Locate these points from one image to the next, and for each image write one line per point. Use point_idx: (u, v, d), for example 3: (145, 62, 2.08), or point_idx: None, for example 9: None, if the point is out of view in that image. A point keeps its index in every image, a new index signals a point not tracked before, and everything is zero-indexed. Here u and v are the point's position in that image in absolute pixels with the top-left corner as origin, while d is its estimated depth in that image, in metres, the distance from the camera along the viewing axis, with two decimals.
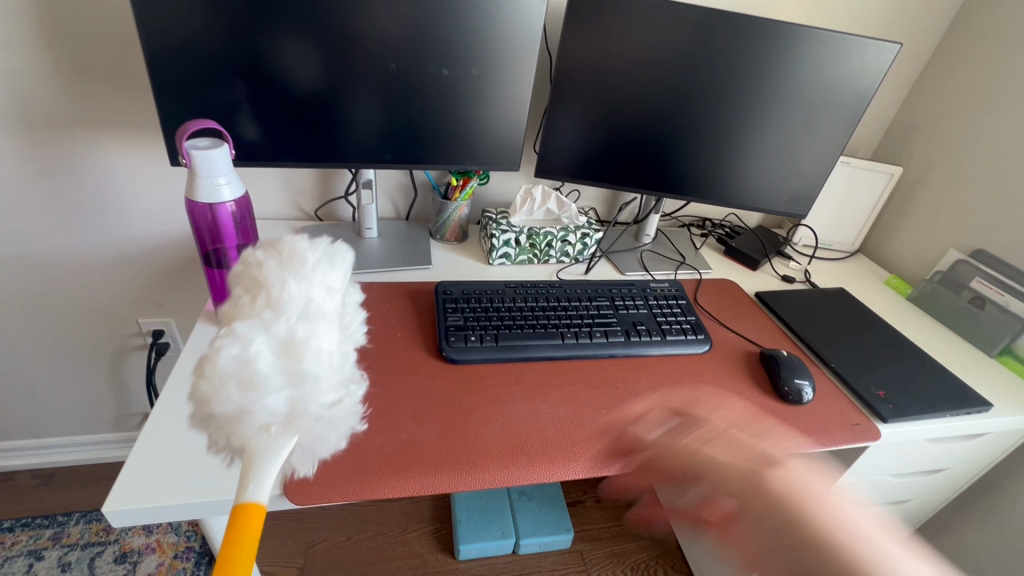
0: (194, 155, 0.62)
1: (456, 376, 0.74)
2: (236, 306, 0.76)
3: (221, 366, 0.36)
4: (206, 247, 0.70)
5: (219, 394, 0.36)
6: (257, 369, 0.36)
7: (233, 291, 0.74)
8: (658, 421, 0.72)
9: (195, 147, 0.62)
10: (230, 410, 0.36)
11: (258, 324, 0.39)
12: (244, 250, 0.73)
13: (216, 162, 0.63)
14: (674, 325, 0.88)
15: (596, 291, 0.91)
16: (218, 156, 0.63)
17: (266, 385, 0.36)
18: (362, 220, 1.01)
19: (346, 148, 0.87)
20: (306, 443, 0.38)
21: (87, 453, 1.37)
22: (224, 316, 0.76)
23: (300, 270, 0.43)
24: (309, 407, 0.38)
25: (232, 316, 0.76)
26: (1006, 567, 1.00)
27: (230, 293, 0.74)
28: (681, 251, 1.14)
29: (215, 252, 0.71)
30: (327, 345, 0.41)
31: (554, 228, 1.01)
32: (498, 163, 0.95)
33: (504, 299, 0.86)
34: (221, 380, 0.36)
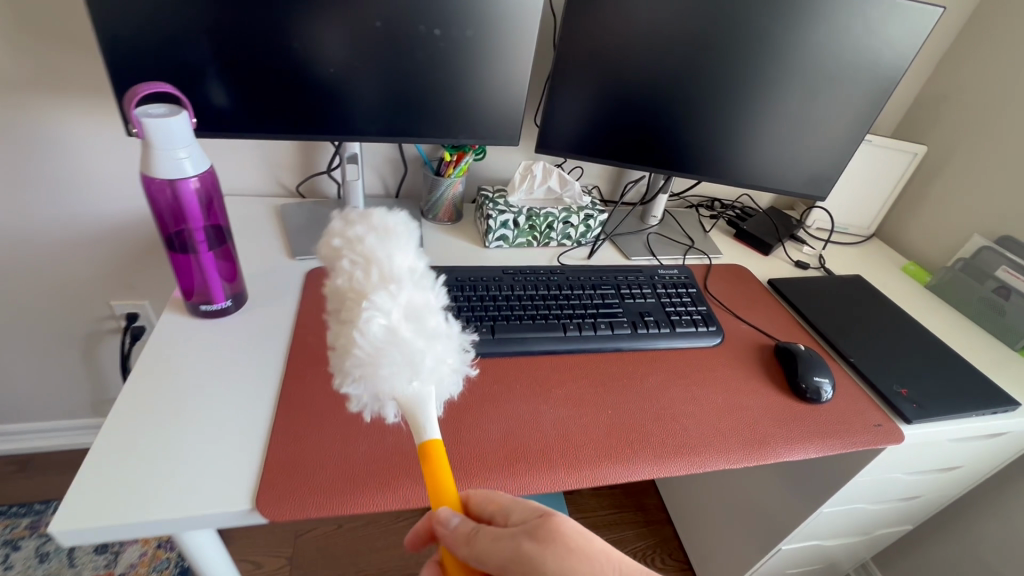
0: (146, 123, 0.53)
1: None
2: (207, 295, 0.69)
3: (373, 333, 0.43)
4: (168, 230, 0.63)
5: (380, 364, 0.42)
6: (403, 334, 0.43)
7: (201, 277, 0.67)
8: (666, 423, 0.66)
9: (146, 114, 0.54)
10: (393, 372, 0.42)
11: (385, 295, 0.46)
12: (213, 232, 0.66)
13: (173, 132, 0.55)
14: (684, 315, 0.82)
15: (600, 278, 0.85)
16: (176, 125, 0.54)
17: (416, 350, 0.43)
18: (347, 198, 0.93)
19: (326, 119, 0.78)
20: (444, 389, 0.48)
21: (64, 439, 1.31)
22: (193, 304, 0.69)
23: (396, 243, 0.51)
24: (444, 361, 0.46)
25: (201, 304, 0.69)
26: (1014, 564, 0.98)
27: (198, 279, 0.67)
28: (689, 234, 1.07)
29: (179, 236, 0.64)
30: (436, 307, 0.48)
31: (556, 208, 0.94)
32: (495, 137, 0.86)
33: (501, 287, 0.79)
34: (379, 349, 0.42)
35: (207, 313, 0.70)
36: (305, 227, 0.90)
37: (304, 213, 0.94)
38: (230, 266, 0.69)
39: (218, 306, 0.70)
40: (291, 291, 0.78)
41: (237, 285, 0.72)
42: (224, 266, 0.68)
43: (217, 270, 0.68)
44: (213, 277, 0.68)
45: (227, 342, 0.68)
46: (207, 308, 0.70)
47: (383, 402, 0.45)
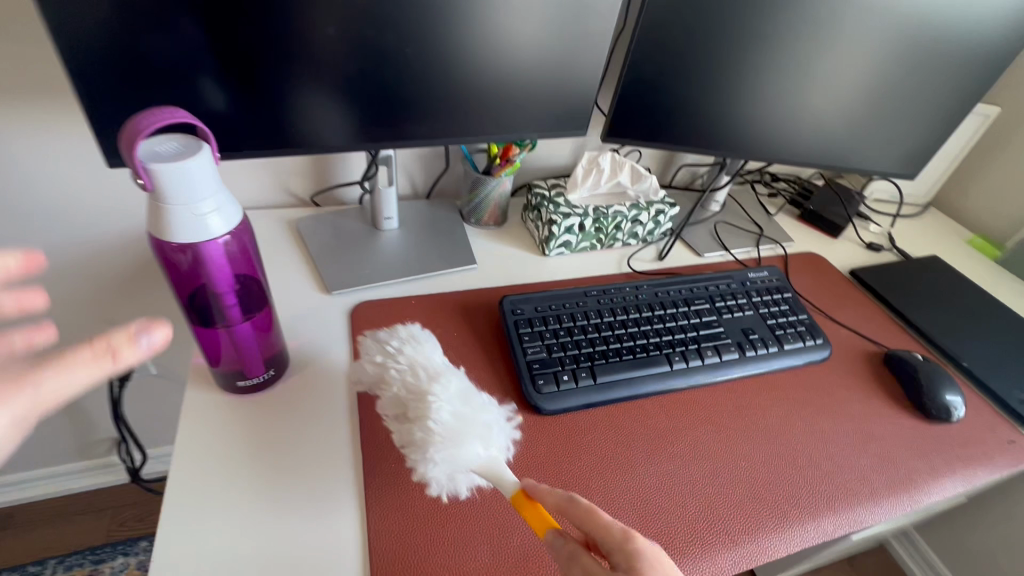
0: (154, 171, 0.36)
1: (555, 434, 0.57)
2: (244, 366, 0.54)
3: (445, 420, 0.46)
4: (185, 296, 0.47)
5: (463, 450, 0.45)
6: (464, 409, 0.48)
7: (235, 348, 0.53)
8: (802, 473, 0.58)
9: (151, 155, 0.37)
10: (475, 456, 0.46)
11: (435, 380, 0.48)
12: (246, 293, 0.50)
13: (195, 180, 0.38)
14: (788, 329, 0.72)
15: (691, 290, 0.73)
16: (197, 170, 0.38)
17: (483, 424, 0.48)
18: (377, 208, 0.77)
19: (358, 123, 0.61)
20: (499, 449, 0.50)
21: (49, 488, 1.14)
22: (226, 378, 0.55)
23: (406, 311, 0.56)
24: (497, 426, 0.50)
25: (238, 378, 0.55)
26: None
27: (231, 350, 0.53)
28: (756, 219, 0.96)
29: (196, 302, 0.48)
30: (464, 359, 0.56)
31: (624, 206, 0.80)
32: (557, 128, 0.71)
33: (588, 314, 0.67)
34: (459, 439, 0.45)
35: (246, 386, 0.56)
36: (333, 249, 0.75)
37: (325, 230, 0.77)
38: (268, 329, 0.55)
39: (254, 378, 0.56)
40: (337, 340, 0.64)
41: (277, 348, 0.57)
42: (261, 330, 0.54)
43: (254, 337, 0.53)
44: (250, 345, 0.53)
45: (278, 423, 0.55)
46: (246, 381, 0.56)
47: (458, 480, 0.46)
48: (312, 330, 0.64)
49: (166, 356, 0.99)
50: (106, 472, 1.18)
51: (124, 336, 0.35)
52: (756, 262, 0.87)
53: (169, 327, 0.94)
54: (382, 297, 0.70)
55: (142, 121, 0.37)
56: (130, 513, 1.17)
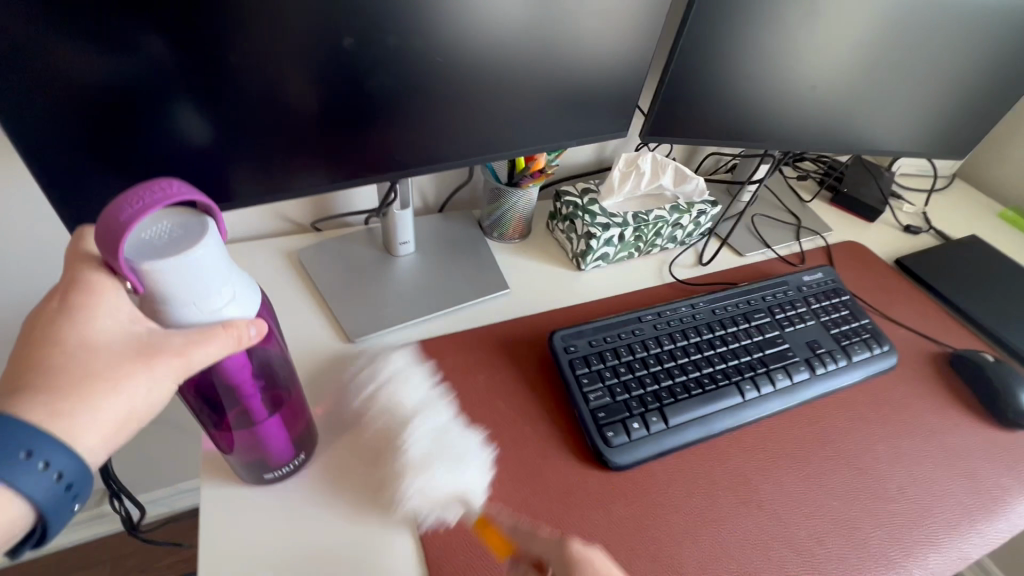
0: (147, 271, 0.27)
1: (631, 491, 0.51)
2: (270, 461, 0.46)
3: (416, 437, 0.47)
4: (194, 400, 0.39)
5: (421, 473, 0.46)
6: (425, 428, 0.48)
7: (260, 446, 0.44)
8: (898, 506, 0.54)
9: (140, 250, 0.28)
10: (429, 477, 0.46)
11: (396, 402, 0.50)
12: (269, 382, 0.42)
13: (200, 273, 0.29)
14: (853, 337, 0.67)
15: (749, 302, 0.67)
16: (199, 262, 0.28)
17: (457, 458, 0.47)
18: (391, 231, 0.67)
19: (375, 151, 0.52)
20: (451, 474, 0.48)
21: (36, 547, 1.04)
22: (251, 476, 0.46)
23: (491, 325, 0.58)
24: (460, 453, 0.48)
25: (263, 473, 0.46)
26: None
27: (254, 449, 0.44)
28: (792, 208, 0.90)
29: (212, 405, 0.40)
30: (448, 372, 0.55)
31: (664, 210, 0.72)
32: (590, 135, 0.63)
33: (646, 343, 0.60)
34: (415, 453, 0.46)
35: (274, 478, 0.47)
36: (345, 284, 0.65)
37: (333, 260, 0.67)
38: (297, 413, 0.46)
39: (284, 468, 0.47)
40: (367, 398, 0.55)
41: (308, 430, 0.48)
42: (289, 417, 0.45)
43: (281, 428, 0.44)
44: (279, 438, 0.45)
45: (315, 512, 0.47)
46: (272, 475, 0.47)
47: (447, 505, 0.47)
48: (337, 389, 0.56)
49: None
50: (99, 523, 1.07)
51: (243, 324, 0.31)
52: (800, 258, 0.81)
53: None
54: (410, 338, 0.61)
55: (123, 208, 0.28)
56: (131, 562, 1.08)
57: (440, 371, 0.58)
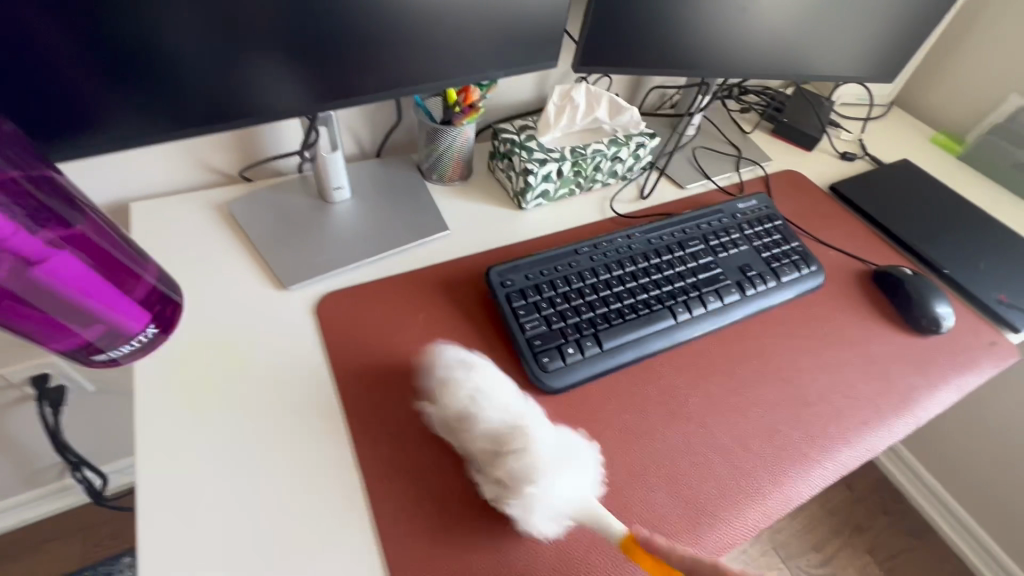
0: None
1: (567, 412, 0.53)
2: (116, 332, 0.48)
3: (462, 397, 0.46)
4: None
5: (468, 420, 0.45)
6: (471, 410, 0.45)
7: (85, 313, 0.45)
8: (816, 408, 0.58)
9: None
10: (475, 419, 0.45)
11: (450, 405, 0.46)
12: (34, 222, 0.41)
13: None
14: (783, 259, 0.69)
15: (684, 231, 0.68)
16: None
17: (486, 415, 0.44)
18: (322, 177, 0.65)
19: (287, 85, 0.50)
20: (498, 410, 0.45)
21: (2, 522, 1.04)
22: (92, 358, 0.48)
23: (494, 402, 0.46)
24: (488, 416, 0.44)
25: (109, 352, 0.48)
26: None
27: (79, 321, 0.45)
28: (733, 140, 0.91)
29: None
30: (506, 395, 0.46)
31: (602, 143, 0.72)
32: (519, 67, 0.62)
33: (583, 275, 0.61)
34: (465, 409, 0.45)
35: (128, 355, 0.50)
36: (280, 233, 0.64)
37: (263, 210, 0.65)
38: (122, 276, 0.48)
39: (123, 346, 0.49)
40: (306, 342, 0.55)
41: (150, 300, 0.51)
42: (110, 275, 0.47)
43: (105, 284, 0.46)
44: (111, 298, 0.46)
45: (257, 451, 0.47)
46: (121, 353, 0.49)
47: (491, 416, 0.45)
48: (274, 335, 0.55)
49: (101, 370, 0.87)
50: (65, 494, 1.07)
51: None
52: (739, 188, 0.83)
53: None
54: (350, 283, 0.61)
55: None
56: (103, 529, 1.09)
57: (380, 312, 0.58)
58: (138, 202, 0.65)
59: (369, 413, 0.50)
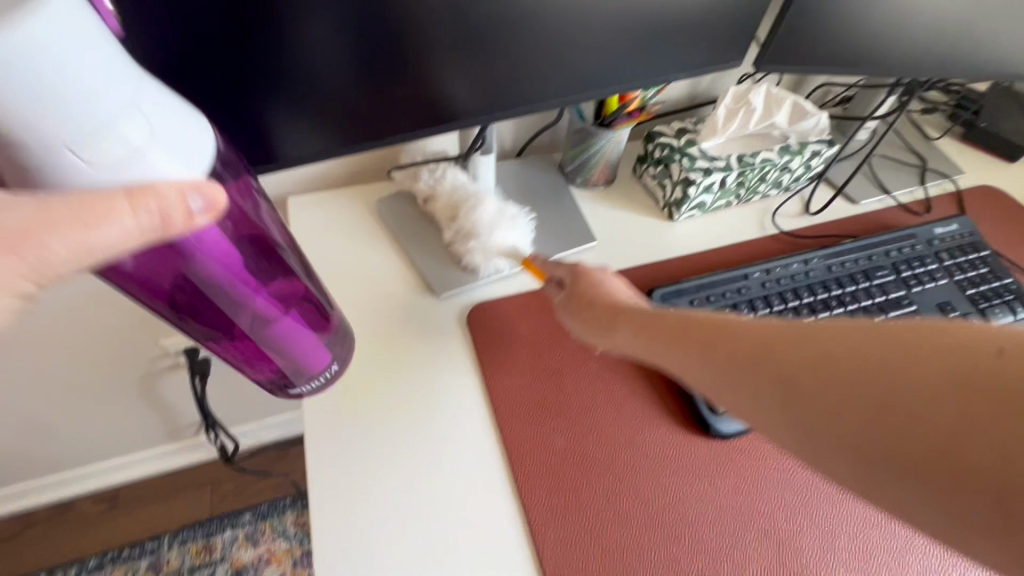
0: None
1: (736, 461, 0.48)
2: (303, 371, 0.46)
3: None
4: (199, 320, 0.39)
5: None
6: None
7: (283, 354, 0.44)
8: None
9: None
10: None
11: None
12: (276, 285, 0.41)
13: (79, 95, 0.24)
14: (993, 298, 0.58)
15: (870, 258, 0.59)
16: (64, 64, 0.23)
17: None
18: (471, 180, 0.63)
19: (463, 91, 0.48)
20: None
21: (147, 468, 1.16)
22: (280, 390, 0.47)
23: None
24: None
25: (297, 388, 0.47)
26: None
27: (283, 360, 0.44)
28: (915, 148, 0.78)
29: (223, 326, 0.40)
30: None
31: (772, 151, 0.64)
32: (698, 69, 0.55)
33: (754, 305, 0.54)
34: None
35: (309, 392, 0.48)
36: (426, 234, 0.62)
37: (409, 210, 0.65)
38: (322, 320, 0.46)
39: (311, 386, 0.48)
40: (458, 355, 0.54)
41: (338, 338, 0.49)
42: (313, 321, 0.45)
43: (310, 334, 0.45)
44: (308, 344, 0.45)
45: (414, 466, 0.47)
46: (307, 388, 0.48)
47: None
48: (427, 344, 0.54)
49: None
50: (197, 449, 1.18)
51: (172, 194, 0.27)
52: (925, 206, 0.71)
53: None
54: (497, 293, 0.59)
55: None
56: (228, 485, 1.19)
57: (530, 327, 0.55)
58: (294, 196, 0.66)
59: (524, 438, 0.48)
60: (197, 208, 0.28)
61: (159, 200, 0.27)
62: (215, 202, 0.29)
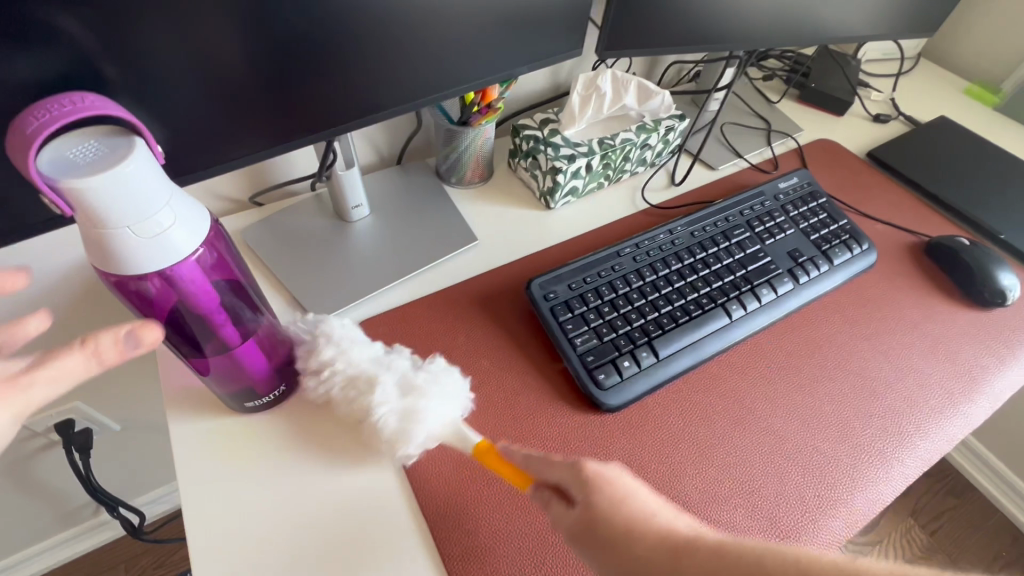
0: (67, 208, 0.28)
1: (629, 431, 0.50)
2: (252, 386, 0.46)
3: None
4: (172, 339, 0.41)
5: None
6: None
7: (235, 371, 0.44)
8: (885, 403, 0.54)
9: (59, 168, 0.27)
10: None
11: None
12: (242, 316, 0.43)
13: (128, 192, 0.28)
14: (833, 238, 0.65)
15: (727, 219, 0.64)
16: (124, 174, 0.27)
17: None
18: (340, 196, 0.61)
19: (305, 108, 0.46)
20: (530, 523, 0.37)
21: (40, 564, 1.02)
22: (230, 399, 0.47)
23: None
24: None
25: (244, 400, 0.47)
26: None
27: (233, 376, 0.45)
28: (760, 112, 0.86)
29: (193, 345, 0.42)
30: None
31: (630, 131, 0.67)
32: (546, 59, 0.57)
33: (629, 279, 0.57)
34: None
35: (252, 407, 0.48)
36: (300, 258, 0.60)
37: (279, 236, 0.62)
38: (274, 340, 0.47)
39: (262, 398, 0.48)
40: None
41: (286, 361, 0.49)
42: (266, 347, 0.46)
43: (260, 356, 0.45)
44: (256, 364, 0.45)
45: (311, 505, 0.44)
46: (253, 402, 0.48)
47: None
48: None
49: (124, 408, 0.84)
50: (99, 528, 1.06)
51: (108, 339, 0.32)
52: (773, 164, 0.78)
53: (118, 382, 0.78)
54: (383, 306, 0.58)
55: (33, 120, 0.28)
56: (144, 560, 1.08)
57: (419, 338, 0.55)
58: None
59: (424, 453, 0.47)
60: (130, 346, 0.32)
61: (96, 343, 0.31)
62: (145, 340, 0.32)
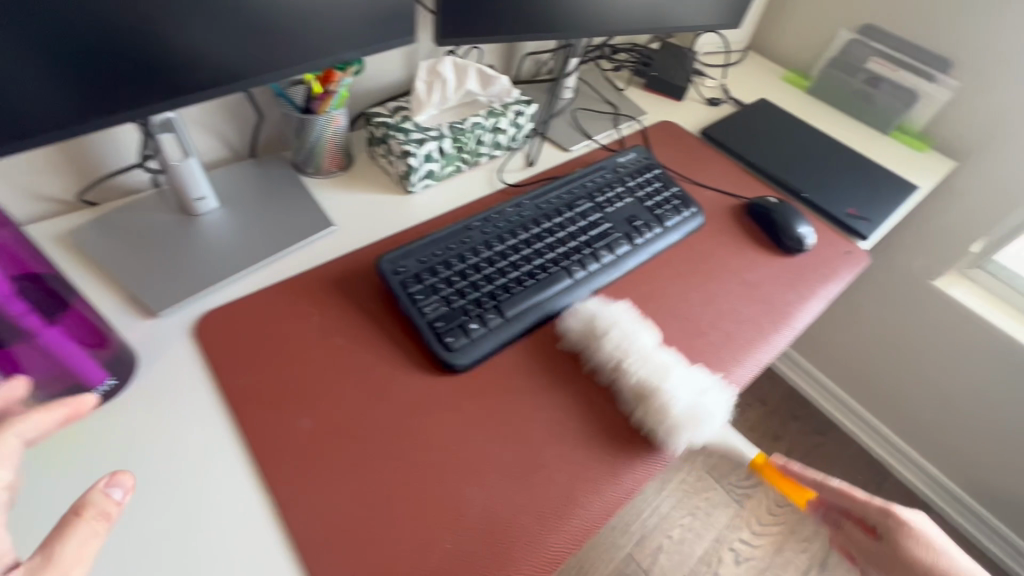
0: None
1: (478, 388, 0.53)
2: (73, 381, 0.44)
3: None
4: None
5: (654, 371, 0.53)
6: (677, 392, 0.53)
7: (49, 367, 0.42)
8: (708, 341, 0.62)
9: None
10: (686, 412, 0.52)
11: None
12: (46, 305, 0.41)
13: None
14: (665, 204, 0.73)
15: (570, 192, 0.70)
16: None
17: None
18: (181, 188, 0.59)
19: (109, 88, 0.45)
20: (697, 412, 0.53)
21: None
22: None
23: None
24: None
25: None
26: (892, 311, 1.23)
27: (50, 374, 0.42)
28: (609, 99, 0.94)
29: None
30: None
31: (480, 116, 0.71)
32: (378, 45, 0.59)
33: (477, 250, 0.61)
34: None
35: None
36: (140, 254, 0.57)
37: (115, 233, 0.59)
38: (92, 331, 0.45)
39: (87, 393, 0.46)
40: (189, 371, 0.51)
41: (111, 353, 0.47)
42: (83, 337, 0.44)
43: (76, 347, 0.43)
44: (74, 356, 0.43)
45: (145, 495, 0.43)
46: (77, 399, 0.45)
47: None
48: (150, 370, 0.50)
49: None
50: None
51: (99, 498, 0.30)
52: (619, 144, 0.86)
53: None
54: (233, 296, 0.57)
55: None
56: None
57: (269, 323, 0.55)
58: None
59: (269, 431, 0.47)
60: (119, 499, 0.30)
61: (93, 506, 0.29)
62: (126, 480, 0.30)
